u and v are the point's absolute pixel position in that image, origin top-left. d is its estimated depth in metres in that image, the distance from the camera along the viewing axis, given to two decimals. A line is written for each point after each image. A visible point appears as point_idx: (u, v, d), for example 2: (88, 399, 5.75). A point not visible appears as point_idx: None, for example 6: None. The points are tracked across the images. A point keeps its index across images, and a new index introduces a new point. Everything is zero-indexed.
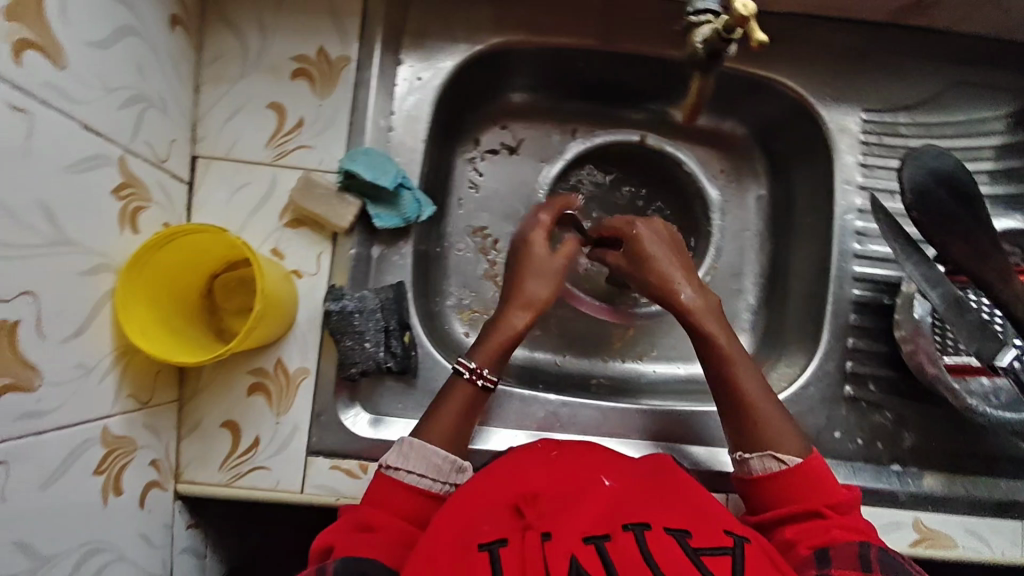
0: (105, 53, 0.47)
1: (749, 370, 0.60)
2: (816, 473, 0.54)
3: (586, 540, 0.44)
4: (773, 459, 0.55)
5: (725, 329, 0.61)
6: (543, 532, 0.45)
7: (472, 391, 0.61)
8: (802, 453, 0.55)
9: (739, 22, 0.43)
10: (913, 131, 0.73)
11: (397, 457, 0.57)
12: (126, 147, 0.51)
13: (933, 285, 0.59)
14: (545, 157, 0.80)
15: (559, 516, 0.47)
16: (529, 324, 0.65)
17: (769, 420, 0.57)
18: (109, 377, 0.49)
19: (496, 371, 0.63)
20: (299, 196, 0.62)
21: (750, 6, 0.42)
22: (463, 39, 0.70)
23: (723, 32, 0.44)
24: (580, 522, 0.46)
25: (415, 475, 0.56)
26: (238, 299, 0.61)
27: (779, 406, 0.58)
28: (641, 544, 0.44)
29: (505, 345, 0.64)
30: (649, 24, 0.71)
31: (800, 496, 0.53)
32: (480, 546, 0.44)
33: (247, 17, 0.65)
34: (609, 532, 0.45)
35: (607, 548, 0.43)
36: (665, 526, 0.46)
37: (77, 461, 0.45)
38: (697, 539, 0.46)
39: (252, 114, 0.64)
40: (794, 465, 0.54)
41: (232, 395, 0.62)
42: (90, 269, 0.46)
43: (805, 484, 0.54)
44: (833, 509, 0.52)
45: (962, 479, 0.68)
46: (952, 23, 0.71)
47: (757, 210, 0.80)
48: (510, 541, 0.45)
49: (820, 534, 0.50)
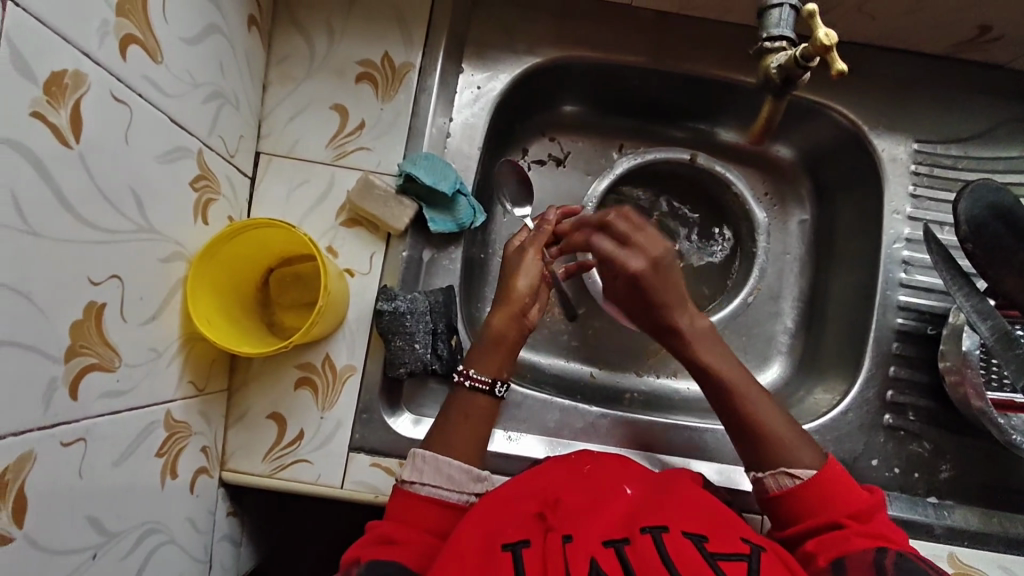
0: (194, 49, 0.49)
1: (756, 391, 0.60)
2: (833, 481, 0.54)
3: (606, 543, 0.48)
4: (788, 477, 0.55)
5: (723, 357, 0.62)
6: (564, 534, 0.49)
7: (469, 396, 0.61)
8: (815, 464, 0.56)
9: (820, 51, 0.43)
10: (966, 164, 0.73)
11: (413, 471, 0.58)
12: (204, 141, 0.53)
13: (983, 318, 0.59)
14: (591, 171, 0.81)
15: (581, 520, 0.51)
16: (502, 320, 0.64)
17: (781, 438, 0.57)
18: (175, 362, 0.51)
19: (485, 372, 0.62)
20: (357, 196, 0.64)
21: (832, 37, 0.41)
22: (522, 51, 0.71)
23: (800, 58, 0.45)
24: (601, 526, 0.50)
25: (432, 486, 0.57)
26: (291, 293, 0.62)
27: (785, 419, 0.59)
28: (659, 548, 0.46)
29: (487, 345, 0.63)
30: (706, 46, 0.72)
31: (817, 507, 0.54)
32: (504, 547, 0.48)
33: (316, 20, 0.67)
34: (628, 535, 0.48)
35: (625, 551, 0.47)
36: (683, 530, 0.49)
37: (145, 441, 0.47)
38: (715, 543, 0.47)
39: (316, 114, 0.66)
40: (808, 479, 0.55)
41: (279, 388, 0.63)
42: (167, 257, 0.48)
43: (825, 491, 0.54)
44: (854, 519, 0.52)
45: (999, 515, 0.67)
46: (1009, 60, 0.71)
47: (799, 234, 0.81)
48: (532, 543, 0.48)
49: (839, 544, 0.50)
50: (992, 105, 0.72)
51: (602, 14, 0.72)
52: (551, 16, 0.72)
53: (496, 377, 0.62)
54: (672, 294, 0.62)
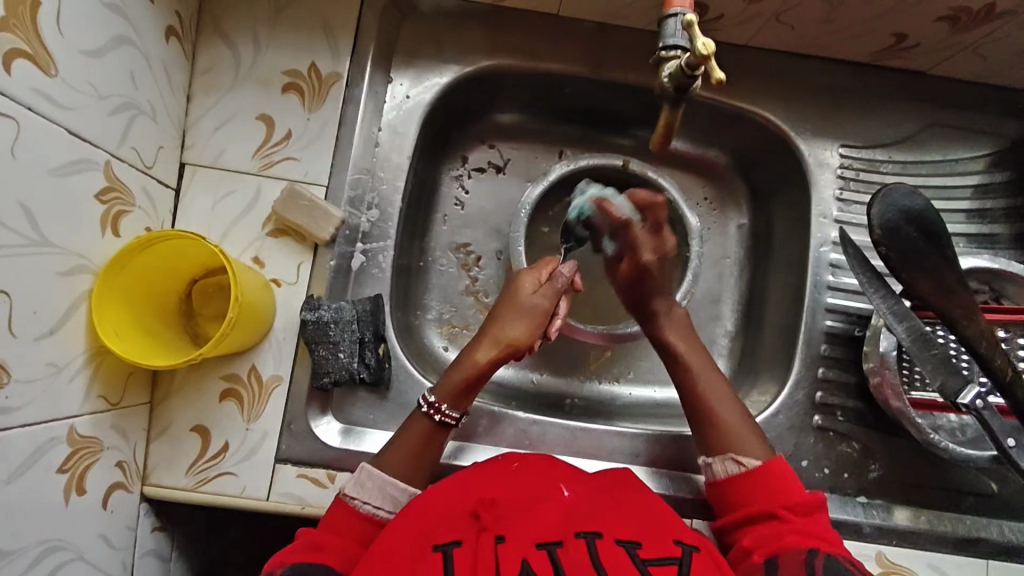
0: (98, 61, 0.50)
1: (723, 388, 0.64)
2: (778, 475, 0.58)
3: (538, 545, 0.45)
4: (733, 462, 0.60)
5: (699, 360, 0.66)
6: (498, 535, 0.46)
7: (430, 424, 0.61)
8: (764, 456, 0.60)
9: (701, 60, 0.47)
10: (892, 169, 0.74)
11: (354, 485, 0.57)
12: (112, 153, 0.53)
13: (899, 319, 0.60)
14: (530, 178, 0.81)
15: (515, 519, 0.48)
16: (493, 359, 0.62)
17: (734, 430, 0.61)
18: (81, 376, 0.51)
19: (456, 406, 0.61)
20: (282, 206, 0.63)
21: (710, 46, 0.46)
22: (453, 60, 0.72)
23: (687, 68, 0.49)
24: (534, 527, 0.47)
25: (372, 504, 0.57)
26: (212, 304, 0.62)
27: (743, 416, 0.63)
28: (591, 552, 0.45)
29: (468, 379, 0.61)
30: (636, 54, 0.73)
31: (758, 497, 0.58)
32: (435, 548, 0.46)
33: (241, 30, 0.67)
34: (561, 538, 0.46)
35: (559, 554, 0.45)
36: (616, 537, 0.48)
37: (40, 460, 0.47)
38: (646, 548, 0.47)
39: (241, 125, 0.65)
40: (754, 468, 0.59)
41: (203, 400, 0.62)
42: (68, 270, 0.48)
43: (765, 486, 0.58)
44: (791, 512, 0.55)
45: (927, 513, 0.68)
46: (930, 67, 0.73)
47: (737, 238, 0.81)
48: (464, 543, 0.46)
49: (774, 541, 0.53)
50: (916, 111, 0.74)
51: (533, 23, 0.72)
52: (483, 25, 0.72)
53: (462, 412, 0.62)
54: (661, 285, 0.69)
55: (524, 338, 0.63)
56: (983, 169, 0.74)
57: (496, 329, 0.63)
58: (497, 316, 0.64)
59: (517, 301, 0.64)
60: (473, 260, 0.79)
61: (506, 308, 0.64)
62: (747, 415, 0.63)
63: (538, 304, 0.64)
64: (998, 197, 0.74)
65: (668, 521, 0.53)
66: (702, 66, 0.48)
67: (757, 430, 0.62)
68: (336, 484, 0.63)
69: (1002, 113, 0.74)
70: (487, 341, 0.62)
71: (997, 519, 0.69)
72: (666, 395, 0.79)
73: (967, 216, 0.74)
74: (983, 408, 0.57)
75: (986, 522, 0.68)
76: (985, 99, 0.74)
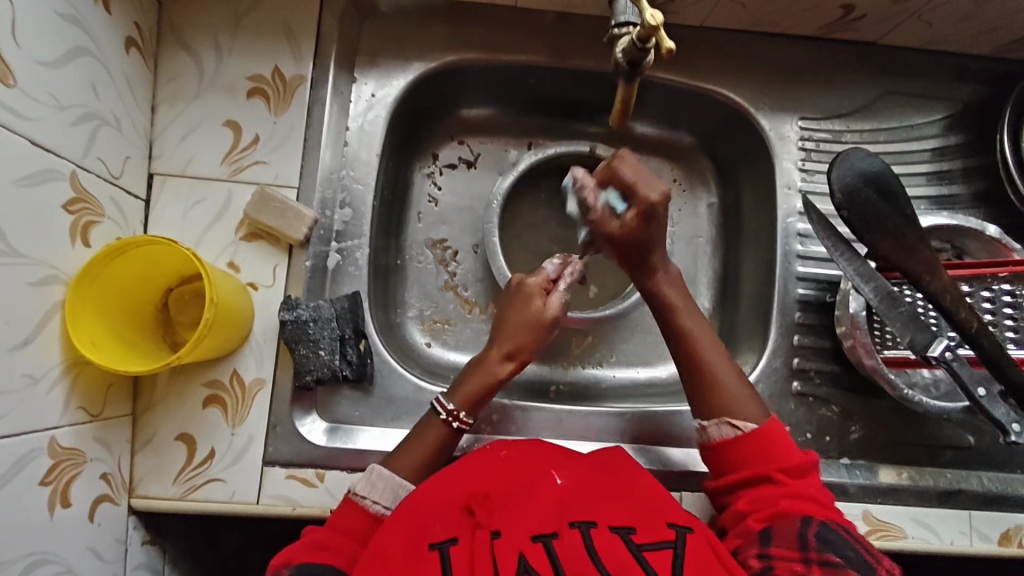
0: (57, 72, 0.50)
1: (715, 352, 0.62)
2: (772, 437, 0.58)
3: (534, 538, 0.45)
4: (728, 426, 0.59)
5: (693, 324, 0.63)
6: (493, 530, 0.47)
7: (445, 431, 0.61)
8: (759, 419, 0.59)
9: (650, 32, 0.48)
10: (850, 137, 0.76)
11: (365, 484, 0.57)
12: (78, 163, 0.53)
13: (866, 280, 0.62)
14: (501, 170, 0.82)
15: (509, 511, 0.49)
16: (509, 372, 0.64)
17: (728, 391, 0.60)
18: (58, 388, 0.50)
19: (471, 411, 0.63)
20: (253, 209, 0.64)
21: (658, 17, 0.47)
22: (416, 57, 0.72)
23: (638, 41, 0.50)
24: (529, 519, 0.47)
25: (382, 505, 0.57)
26: (189, 311, 0.61)
27: (737, 374, 0.62)
28: (587, 544, 0.45)
29: (484, 389, 0.63)
30: (596, 41, 0.74)
31: (755, 460, 0.57)
32: (431, 547, 0.46)
33: (202, 39, 0.67)
34: (556, 530, 0.46)
35: (554, 546, 0.45)
36: (610, 525, 0.48)
37: (23, 471, 0.47)
38: (641, 534, 0.47)
39: (208, 132, 0.66)
40: (751, 430, 0.58)
41: (186, 408, 0.62)
42: (39, 280, 0.48)
43: (761, 448, 0.57)
44: (786, 475, 0.56)
45: (909, 470, 0.69)
46: (879, 37, 0.75)
47: (708, 217, 0.83)
48: (460, 539, 0.46)
49: (770, 505, 0.54)
50: (870, 82, 0.76)
51: (492, 16, 0.73)
52: (443, 20, 0.73)
53: (475, 416, 0.63)
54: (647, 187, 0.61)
55: (529, 343, 0.64)
56: (938, 132, 0.77)
57: (504, 329, 0.64)
58: (502, 324, 0.65)
59: (523, 311, 0.64)
60: (450, 255, 0.80)
61: (515, 312, 0.65)
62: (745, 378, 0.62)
63: (543, 314, 0.64)
64: (955, 159, 0.77)
65: (661, 502, 0.53)
66: (652, 38, 0.49)
67: (753, 391, 0.61)
68: (326, 482, 0.63)
69: (953, 78, 0.77)
70: (497, 351, 0.64)
71: (977, 470, 0.70)
72: (649, 375, 0.80)
73: (927, 179, 0.76)
74: (952, 360, 0.58)
75: (967, 474, 0.70)
76: (934, 65, 0.77)
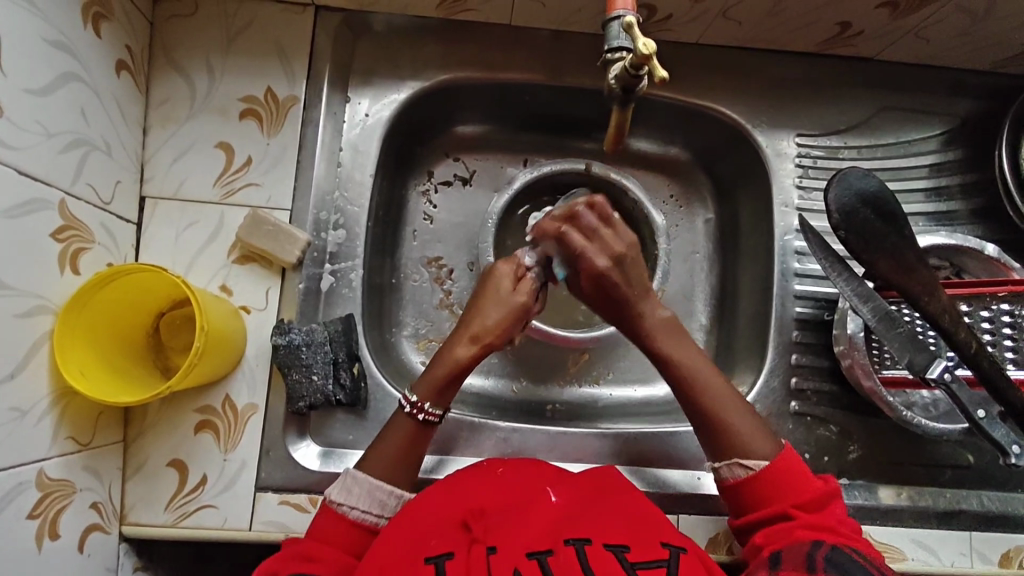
0: (45, 99, 0.50)
1: (718, 386, 0.61)
2: (788, 473, 0.57)
3: (529, 555, 0.44)
4: (740, 467, 0.58)
5: (680, 347, 0.63)
6: (488, 546, 0.46)
7: (414, 425, 0.60)
8: (768, 455, 0.58)
9: (643, 60, 0.48)
10: (847, 154, 0.76)
11: (340, 490, 0.57)
12: (66, 191, 0.52)
13: (863, 300, 0.61)
14: (497, 187, 0.82)
15: (506, 528, 0.48)
16: (473, 357, 0.61)
17: (735, 428, 0.60)
18: (47, 419, 0.50)
19: (439, 404, 0.61)
20: (245, 233, 0.63)
21: (650, 46, 0.47)
22: (409, 76, 0.72)
23: (631, 68, 0.49)
24: (524, 537, 0.46)
25: (360, 510, 0.56)
26: (182, 335, 0.61)
27: (739, 410, 0.61)
28: (582, 560, 0.44)
29: (449, 378, 0.60)
30: (590, 58, 0.74)
31: (771, 495, 0.57)
32: (426, 560, 0.45)
33: (194, 60, 0.67)
34: (552, 547, 0.45)
35: (550, 563, 0.44)
36: (605, 542, 0.47)
37: (10, 505, 0.46)
38: (635, 552, 0.47)
39: (200, 155, 0.65)
40: (759, 470, 0.57)
41: (178, 434, 0.61)
42: (26, 311, 0.48)
43: (777, 482, 0.57)
44: (801, 509, 0.55)
45: (909, 490, 0.69)
46: (875, 54, 0.75)
47: (705, 233, 0.82)
48: (456, 554, 0.45)
49: (784, 536, 0.53)
50: (866, 98, 0.76)
51: (485, 35, 0.73)
52: (437, 38, 0.72)
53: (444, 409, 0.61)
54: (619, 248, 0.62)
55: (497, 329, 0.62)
56: (936, 148, 0.76)
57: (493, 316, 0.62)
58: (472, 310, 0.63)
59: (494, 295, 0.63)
60: (445, 273, 0.79)
61: (485, 297, 0.63)
62: (751, 411, 0.61)
63: (516, 296, 0.63)
64: (952, 175, 0.76)
65: (657, 522, 0.52)
66: (645, 66, 0.49)
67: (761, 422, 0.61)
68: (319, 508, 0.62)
69: (950, 94, 0.76)
70: (465, 338, 0.62)
71: (977, 490, 0.70)
72: (646, 393, 0.80)
73: (924, 196, 0.76)
74: (951, 381, 0.58)
75: (967, 493, 0.69)
76: (931, 80, 0.76)
